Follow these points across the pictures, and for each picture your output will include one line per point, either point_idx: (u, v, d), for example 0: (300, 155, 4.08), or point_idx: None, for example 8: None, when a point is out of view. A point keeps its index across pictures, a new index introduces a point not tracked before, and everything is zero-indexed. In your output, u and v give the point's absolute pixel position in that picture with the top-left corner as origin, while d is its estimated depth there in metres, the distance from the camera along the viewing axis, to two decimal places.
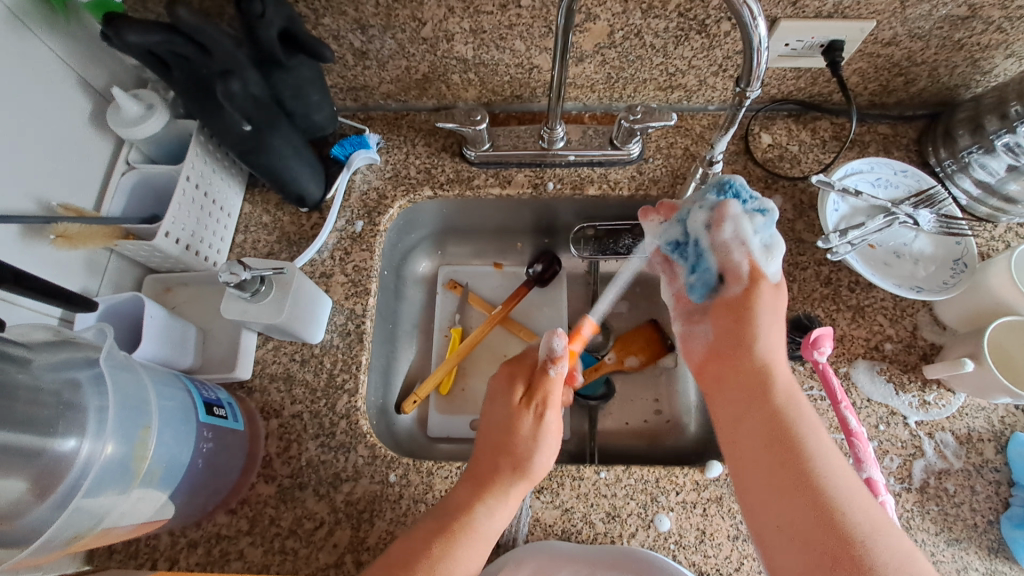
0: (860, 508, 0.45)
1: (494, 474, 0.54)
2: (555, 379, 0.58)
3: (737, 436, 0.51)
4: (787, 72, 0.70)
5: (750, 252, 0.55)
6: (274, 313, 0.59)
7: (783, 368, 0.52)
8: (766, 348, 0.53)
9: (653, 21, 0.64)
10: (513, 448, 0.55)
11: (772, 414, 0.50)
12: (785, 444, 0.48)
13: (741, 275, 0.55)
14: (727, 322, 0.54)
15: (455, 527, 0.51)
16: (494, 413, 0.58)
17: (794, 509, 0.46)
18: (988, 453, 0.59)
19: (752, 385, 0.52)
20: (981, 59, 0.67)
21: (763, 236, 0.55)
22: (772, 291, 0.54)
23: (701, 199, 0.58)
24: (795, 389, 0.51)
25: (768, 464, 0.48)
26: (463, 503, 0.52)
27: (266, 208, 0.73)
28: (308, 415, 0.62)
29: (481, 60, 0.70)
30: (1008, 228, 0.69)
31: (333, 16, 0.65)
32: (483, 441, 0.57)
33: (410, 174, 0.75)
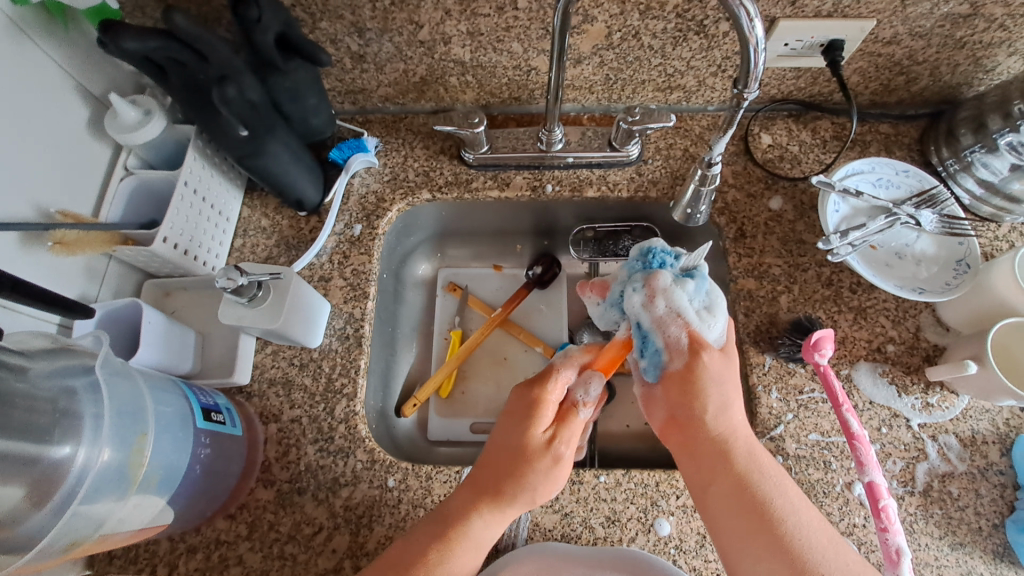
0: (821, 550, 0.47)
1: (498, 493, 0.51)
2: (581, 421, 0.52)
3: (710, 509, 0.50)
4: (787, 72, 0.69)
5: (692, 320, 0.50)
6: (272, 318, 0.59)
7: (744, 430, 0.51)
8: (722, 417, 0.50)
9: (651, 22, 0.64)
10: (524, 476, 0.51)
11: (738, 478, 0.49)
12: (756, 508, 0.48)
13: (688, 342, 0.50)
14: (679, 383, 0.50)
15: (449, 534, 0.50)
16: (512, 432, 0.52)
17: (757, 538, 0.47)
18: (992, 456, 0.58)
19: (716, 451, 0.50)
20: (983, 58, 0.66)
21: (696, 300, 0.50)
22: (717, 357, 0.50)
23: (644, 255, 0.52)
24: (756, 447, 0.51)
25: (740, 534, 0.48)
26: (459, 513, 0.51)
27: (265, 212, 0.73)
28: (306, 420, 0.62)
29: (479, 62, 0.70)
30: (1012, 228, 0.68)
31: (331, 20, 0.64)
32: (492, 454, 0.53)
33: (408, 177, 0.75)
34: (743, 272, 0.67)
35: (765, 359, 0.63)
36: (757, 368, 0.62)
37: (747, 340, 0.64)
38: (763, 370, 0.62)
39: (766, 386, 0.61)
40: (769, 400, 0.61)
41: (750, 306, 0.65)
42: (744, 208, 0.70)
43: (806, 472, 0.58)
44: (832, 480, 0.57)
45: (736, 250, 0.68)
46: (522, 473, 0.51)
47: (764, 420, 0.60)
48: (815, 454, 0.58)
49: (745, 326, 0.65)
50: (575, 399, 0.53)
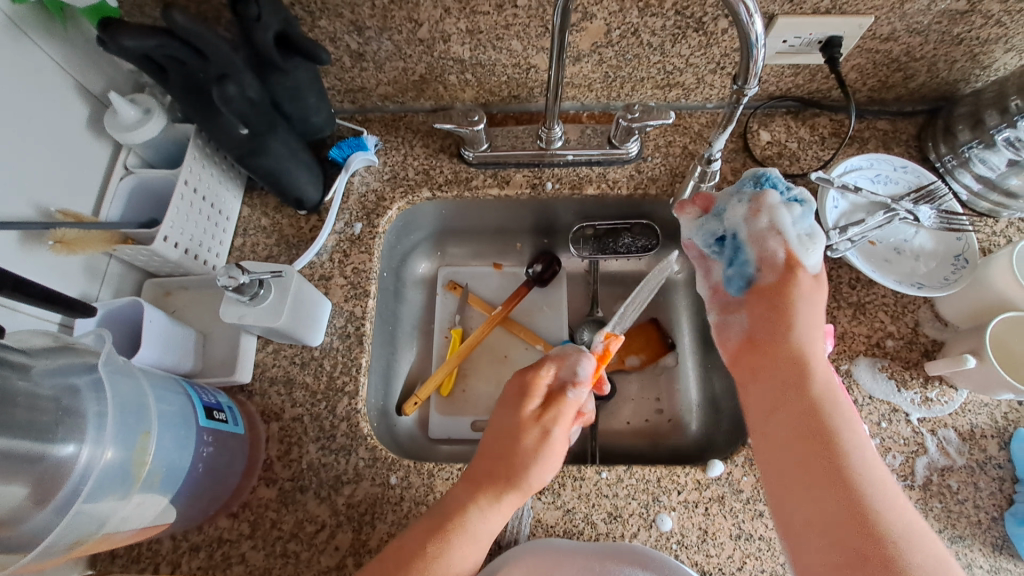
0: (879, 487, 0.45)
1: (494, 479, 0.53)
2: (571, 402, 0.57)
3: (763, 430, 0.50)
4: (786, 69, 0.70)
5: (792, 242, 0.54)
6: (273, 316, 0.58)
7: (820, 360, 0.51)
8: (806, 336, 0.52)
9: (650, 19, 0.64)
10: (519, 459, 0.54)
11: (808, 405, 0.49)
12: (818, 439, 0.47)
13: (783, 257, 0.53)
14: (766, 312, 0.53)
15: (447, 524, 0.51)
16: (506, 417, 0.57)
17: (821, 495, 0.45)
18: (991, 450, 0.59)
19: (790, 366, 0.50)
20: (980, 54, 0.67)
21: (803, 226, 0.54)
22: (810, 282, 0.53)
23: (757, 176, 0.57)
24: (837, 386, 0.50)
25: (797, 458, 0.47)
26: (458, 503, 0.52)
27: (264, 211, 0.73)
28: (308, 418, 0.62)
29: (478, 60, 0.70)
30: (1010, 223, 0.68)
31: (330, 18, 0.64)
32: (489, 443, 0.56)
33: (408, 176, 0.75)
34: None
35: None
36: None
37: None
38: None
39: None
40: None
41: None
42: None
43: None
44: None
45: None
46: (516, 455, 0.54)
47: None
48: None
49: None
50: (563, 381, 0.58)
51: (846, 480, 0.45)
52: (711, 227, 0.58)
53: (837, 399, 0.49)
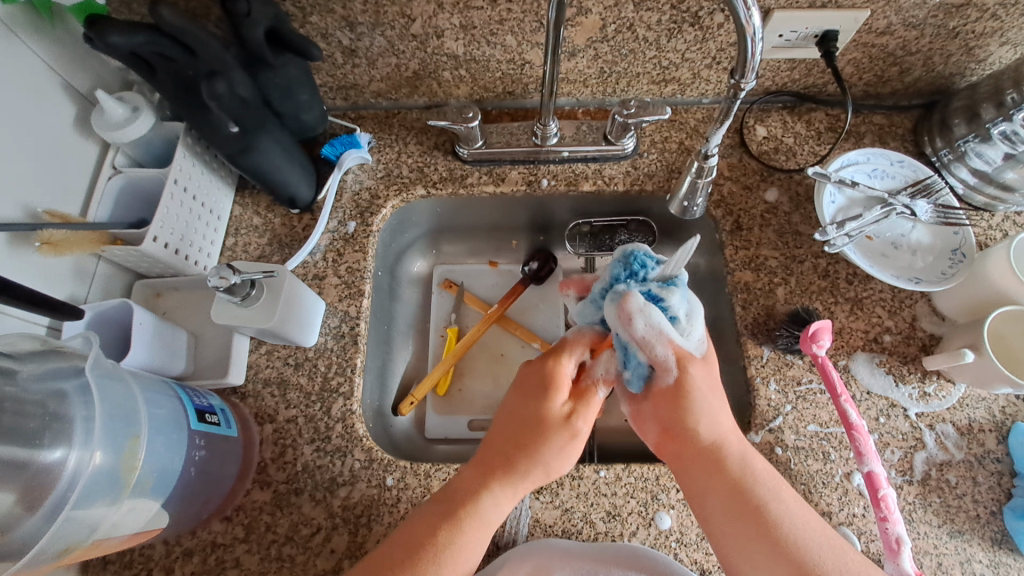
0: (806, 530, 0.49)
1: (510, 469, 0.52)
2: (598, 399, 0.54)
3: (706, 516, 0.51)
4: (782, 63, 0.69)
5: (674, 334, 0.50)
6: (266, 317, 0.58)
7: (741, 441, 0.52)
8: (712, 429, 0.52)
9: (645, 14, 0.63)
10: (538, 449, 0.52)
11: (733, 488, 0.50)
12: (747, 513, 0.49)
13: (673, 357, 0.50)
14: (664, 405, 0.52)
15: (458, 511, 0.51)
16: (526, 409, 0.53)
17: (752, 539, 0.48)
18: (989, 444, 0.59)
19: (706, 459, 0.51)
20: (976, 48, 0.67)
21: (681, 308, 0.50)
22: (701, 367, 0.51)
23: (627, 258, 0.52)
24: (750, 452, 0.52)
25: (741, 544, 0.49)
26: (470, 491, 0.52)
27: (257, 210, 0.72)
28: (303, 420, 0.61)
29: (472, 57, 0.69)
30: (1006, 217, 0.68)
31: (321, 14, 0.63)
32: (505, 430, 0.54)
33: (402, 173, 0.74)
34: (740, 264, 0.67)
35: (762, 351, 0.63)
36: (754, 360, 0.62)
37: (744, 333, 0.64)
38: (761, 363, 0.62)
39: (764, 378, 0.61)
40: (767, 392, 0.61)
41: (747, 298, 0.65)
42: (740, 200, 0.70)
43: (805, 463, 0.58)
44: (831, 471, 0.57)
45: (733, 242, 0.68)
46: (537, 445, 0.52)
47: (763, 412, 0.60)
48: (814, 445, 0.59)
49: (743, 318, 0.65)
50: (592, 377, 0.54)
51: (784, 546, 0.48)
52: (595, 316, 0.54)
53: (752, 463, 0.51)
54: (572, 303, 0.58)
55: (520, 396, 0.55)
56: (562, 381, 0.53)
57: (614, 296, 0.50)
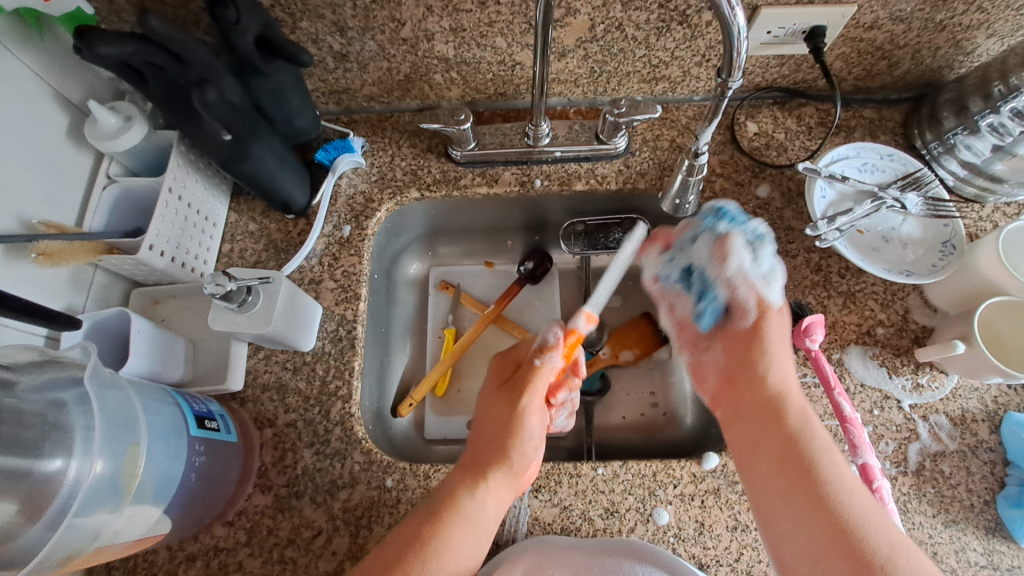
0: (855, 493, 0.49)
1: (479, 464, 0.55)
2: (545, 373, 0.59)
3: (756, 468, 0.53)
4: (771, 59, 0.70)
5: (760, 284, 0.56)
6: (263, 322, 0.58)
7: (798, 398, 0.55)
8: (776, 377, 0.55)
9: (634, 13, 0.63)
10: (497, 437, 0.57)
11: (789, 436, 0.52)
12: (793, 456, 0.51)
13: (754, 302, 0.57)
14: (736, 344, 0.58)
15: (438, 507, 0.53)
16: (486, 402, 0.61)
17: (794, 493, 0.50)
18: (982, 434, 0.59)
19: (763, 410, 0.54)
20: (963, 40, 0.67)
21: (765, 266, 0.56)
22: (778, 318, 0.57)
23: (717, 212, 0.59)
24: (812, 423, 0.53)
25: (784, 486, 0.51)
26: (449, 485, 0.55)
27: (252, 216, 0.73)
28: (301, 424, 0.62)
29: (463, 59, 0.70)
30: (995, 208, 0.69)
31: (311, 19, 0.64)
32: (474, 436, 0.59)
33: (396, 177, 0.74)
34: None
35: None
36: None
37: None
38: None
39: None
40: None
41: None
42: (732, 196, 0.71)
43: None
44: None
45: None
46: (496, 432, 0.57)
47: None
48: None
49: None
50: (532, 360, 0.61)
51: (825, 493, 0.49)
52: (684, 263, 0.60)
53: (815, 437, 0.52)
54: (650, 260, 0.63)
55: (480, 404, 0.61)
56: (503, 371, 0.62)
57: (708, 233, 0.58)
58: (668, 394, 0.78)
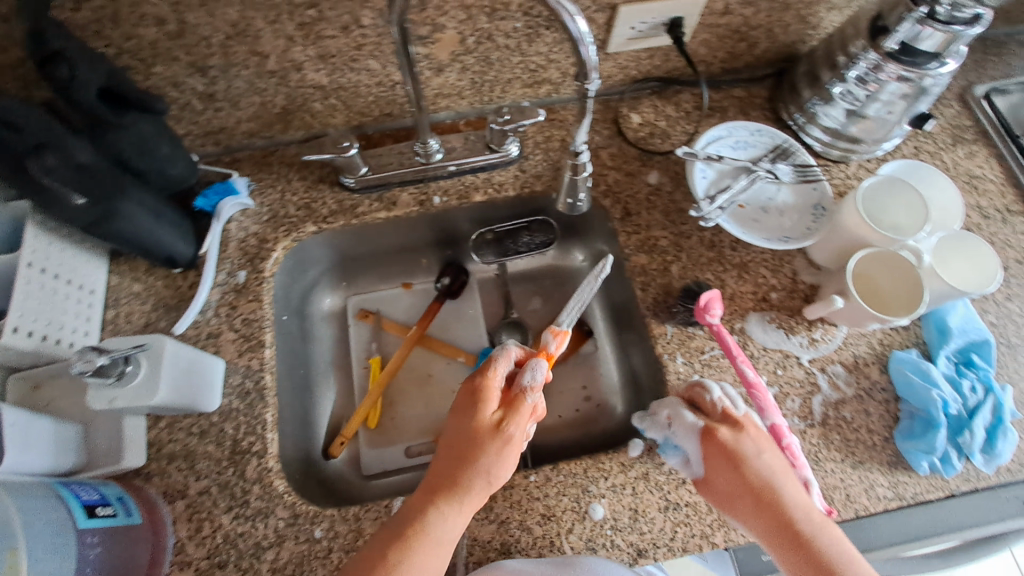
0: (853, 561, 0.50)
1: (453, 486, 0.54)
2: (528, 405, 0.58)
3: (761, 537, 0.53)
4: (641, 53, 0.72)
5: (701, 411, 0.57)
6: (150, 392, 0.54)
7: (783, 475, 0.54)
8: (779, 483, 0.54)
9: (500, 23, 0.64)
10: (478, 461, 0.55)
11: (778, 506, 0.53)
12: (784, 530, 0.52)
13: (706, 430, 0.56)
14: (716, 461, 0.55)
15: (405, 534, 0.52)
16: (461, 423, 0.57)
17: None
18: (874, 376, 0.64)
19: (753, 498, 0.53)
20: (807, 17, 0.72)
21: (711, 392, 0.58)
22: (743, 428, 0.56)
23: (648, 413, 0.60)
24: (792, 488, 0.54)
25: (794, 558, 0.51)
26: (417, 510, 0.53)
27: (137, 276, 0.68)
28: (217, 488, 0.58)
29: (339, 85, 0.68)
30: (859, 166, 0.75)
31: (164, 63, 0.60)
32: (448, 455, 0.56)
33: (288, 213, 0.71)
34: (634, 248, 0.70)
35: (666, 328, 0.65)
36: (660, 338, 0.65)
37: (646, 314, 0.66)
38: (666, 339, 0.65)
39: (671, 354, 0.64)
40: (676, 366, 0.63)
41: (645, 280, 0.68)
42: (625, 187, 0.73)
43: None
44: None
45: (624, 229, 0.71)
46: (478, 459, 0.55)
47: (674, 386, 0.63)
48: None
49: (644, 300, 0.67)
50: (520, 386, 0.59)
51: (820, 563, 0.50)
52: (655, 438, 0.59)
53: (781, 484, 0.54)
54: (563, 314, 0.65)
55: (457, 422, 0.58)
56: (491, 394, 0.58)
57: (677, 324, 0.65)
58: (599, 386, 0.79)
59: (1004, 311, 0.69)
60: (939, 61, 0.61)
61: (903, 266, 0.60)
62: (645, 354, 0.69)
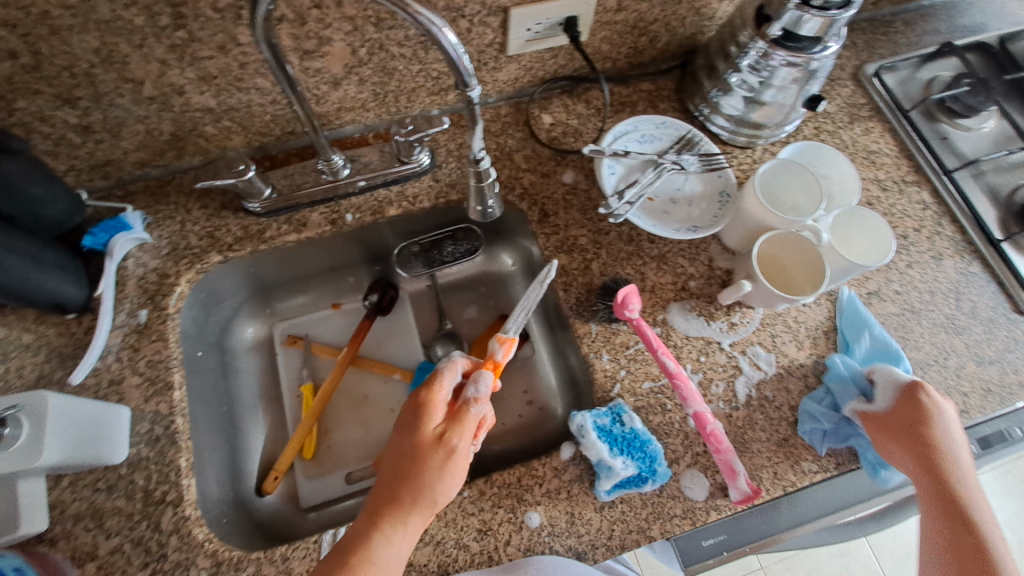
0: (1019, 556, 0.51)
1: (396, 506, 0.52)
2: (473, 417, 0.57)
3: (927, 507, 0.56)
4: (543, 54, 0.72)
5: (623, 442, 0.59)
6: (33, 455, 0.49)
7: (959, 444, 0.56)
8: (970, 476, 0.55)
9: (391, 32, 0.63)
10: (425, 477, 0.53)
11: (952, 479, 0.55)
12: (954, 511, 0.54)
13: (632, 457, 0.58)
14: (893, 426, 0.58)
15: (348, 559, 0.50)
16: (405, 442, 0.56)
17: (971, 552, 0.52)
18: (792, 353, 0.66)
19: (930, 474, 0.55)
20: (701, 8, 0.74)
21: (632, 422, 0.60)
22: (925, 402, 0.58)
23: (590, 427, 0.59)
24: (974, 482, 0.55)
25: (941, 513, 0.55)
26: (360, 536, 0.51)
27: (25, 326, 0.63)
28: (129, 545, 0.55)
29: (229, 106, 0.65)
30: (765, 150, 0.77)
31: (26, 97, 0.56)
32: (395, 471, 0.54)
33: (191, 244, 0.68)
34: (554, 250, 0.70)
35: (590, 327, 0.66)
36: (585, 337, 0.65)
37: (570, 314, 0.66)
38: (591, 338, 0.65)
39: (596, 352, 0.64)
40: (601, 364, 0.64)
41: (566, 281, 0.68)
42: (541, 188, 0.73)
43: (647, 420, 0.61)
44: (669, 420, 0.61)
45: (543, 230, 0.71)
46: (425, 475, 0.53)
47: (602, 384, 0.63)
48: (652, 401, 0.62)
49: (566, 300, 0.67)
50: (465, 398, 0.57)
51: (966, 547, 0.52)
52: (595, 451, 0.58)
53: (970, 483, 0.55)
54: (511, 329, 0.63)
55: (404, 437, 0.56)
56: (436, 406, 0.57)
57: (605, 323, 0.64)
58: (538, 389, 0.79)
59: (907, 278, 0.73)
60: (822, 45, 0.63)
61: (804, 246, 0.62)
62: (575, 354, 0.69)
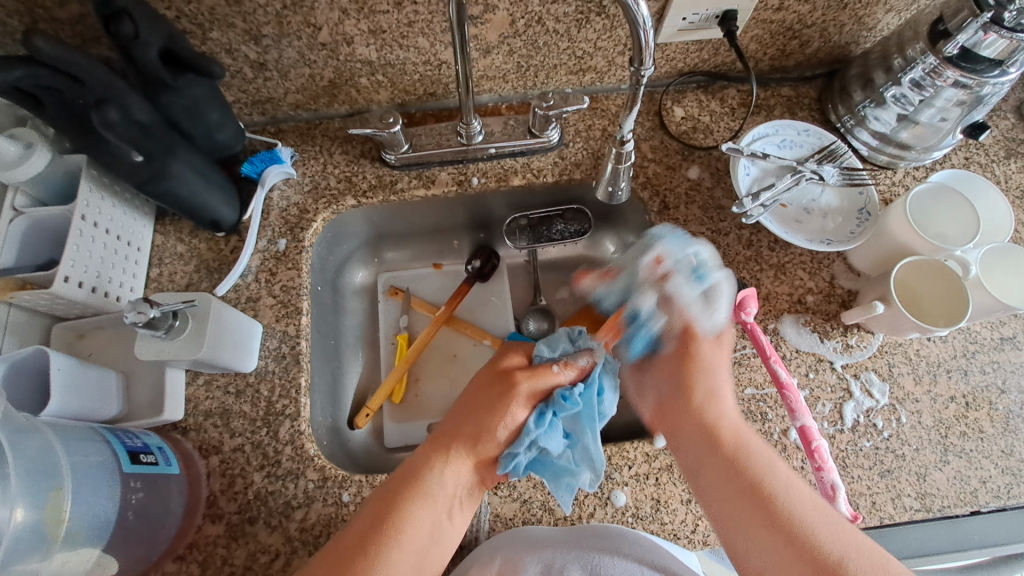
0: (808, 506, 0.47)
1: (458, 438, 0.55)
2: (552, 373, 0.58)
3: (705, 490, 0.52)
4: (690, 45, 0.72)
5: (693, 309, 0.58)
6: (195, 347, 0.56)
7: (717, 370, 0.57)
8: (713, 410, 0.54)
9: (552, 7, 0.64)
10: (485, 422, 0.55)
11: (726, 462, 0.51)
12: (733, 475, 0.50)
13: (681, 329, 0.58)
14: (717, 356, 0.58)
15: (403, 483, 0.52)
16: (478, 389, 0.58)
17: (752, 509, 0.48)
18: (908, 386, 0.63)
19: (686, 424, 0.55)
20: (865, 16, 0.71)
21: (696, 288, 0.57)
22: (714, 343, 0.58)
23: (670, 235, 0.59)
24: (746, 433, 0.53)
25: (705, 458, 0.52)
26: (416, 463, 0.53)
27: (180, 237, 0.69)
28: (250, 447, 0.60)
29: (387, 61, 0.68)
30: (907, 173, 0.73)
31: (221, 29, 0.62)
32: (453, 420, 0.56)
33: (330, 185, 0.73)
34: None
35: None
36: None
37: None
38: None
39: None
40: None
41: None
42: (665, 180, 0.72)
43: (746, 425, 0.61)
44: (769, 430, 0.61)
45: (662, 222, 0.70)
46: (486, 421, 0.55)
47: None
48: (752, 407, 0.62)
49: None
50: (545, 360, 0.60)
51: (782, 518, 0.47)
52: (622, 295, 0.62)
53: (714, 374, 0.57)
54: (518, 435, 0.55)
55: (475, 387, 0.59)
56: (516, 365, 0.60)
57: (641, 248, 0.61)
58: None
59: None
60: (1002, 70, 0.59)
61: (947, 276, 0.60)
62: None
